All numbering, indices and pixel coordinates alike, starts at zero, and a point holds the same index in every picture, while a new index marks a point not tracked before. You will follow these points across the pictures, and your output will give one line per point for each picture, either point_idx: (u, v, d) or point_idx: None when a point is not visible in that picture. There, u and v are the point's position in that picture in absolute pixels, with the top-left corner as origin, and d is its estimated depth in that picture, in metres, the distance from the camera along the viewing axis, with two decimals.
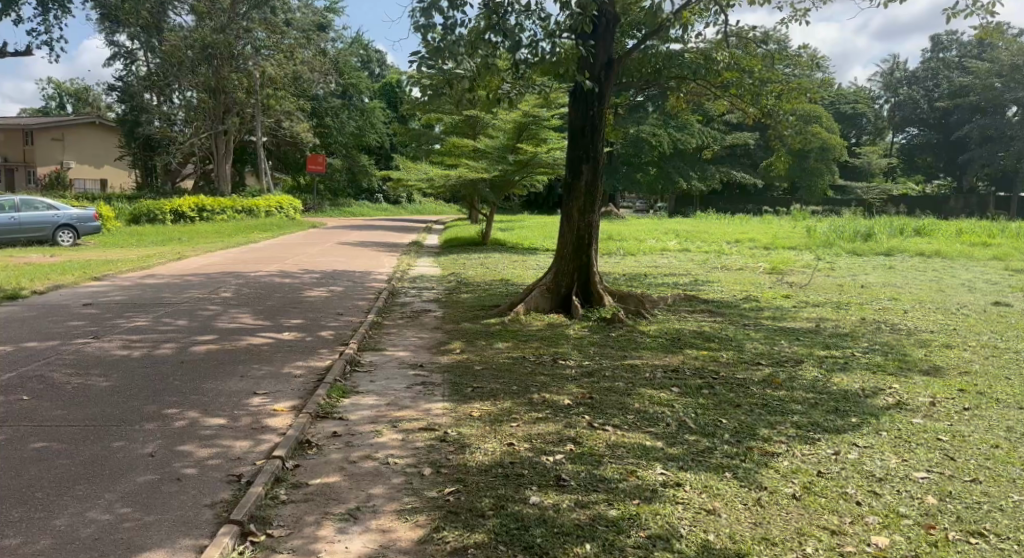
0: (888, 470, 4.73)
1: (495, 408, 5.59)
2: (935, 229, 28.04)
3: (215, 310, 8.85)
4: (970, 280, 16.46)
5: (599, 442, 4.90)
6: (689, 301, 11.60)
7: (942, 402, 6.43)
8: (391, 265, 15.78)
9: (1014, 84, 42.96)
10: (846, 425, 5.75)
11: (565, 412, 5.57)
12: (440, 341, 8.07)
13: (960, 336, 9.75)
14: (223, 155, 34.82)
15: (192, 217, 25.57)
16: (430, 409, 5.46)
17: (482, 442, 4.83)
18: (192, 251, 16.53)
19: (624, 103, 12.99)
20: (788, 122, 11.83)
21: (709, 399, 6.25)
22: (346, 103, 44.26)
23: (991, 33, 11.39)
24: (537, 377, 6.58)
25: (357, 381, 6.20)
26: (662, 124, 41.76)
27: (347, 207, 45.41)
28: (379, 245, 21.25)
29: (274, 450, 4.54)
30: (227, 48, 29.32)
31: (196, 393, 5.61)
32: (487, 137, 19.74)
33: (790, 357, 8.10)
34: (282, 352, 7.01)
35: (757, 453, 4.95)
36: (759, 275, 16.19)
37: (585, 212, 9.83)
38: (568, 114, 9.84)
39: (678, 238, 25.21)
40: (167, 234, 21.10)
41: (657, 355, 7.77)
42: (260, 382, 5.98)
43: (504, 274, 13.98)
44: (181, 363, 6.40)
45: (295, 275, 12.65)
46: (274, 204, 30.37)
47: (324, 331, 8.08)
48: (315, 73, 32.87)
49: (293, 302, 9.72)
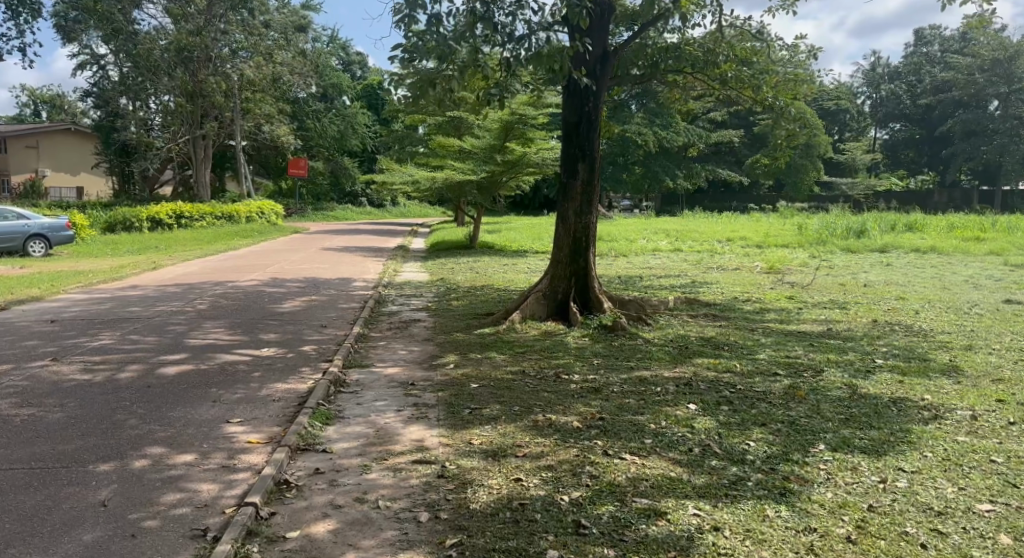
0: (946, 501, 4.19)
1: (499, 434, 4.97)
2: (925, 224, 27.68)
3: (186, 325, 8.14)
4: (972, 277, 16.02)
5: (618, 475, 4.30)
6: (690, 304, 11.03)
7: (984, 416, 5.90)
8: (379, 270, 15.11)
9: (996, 79, 42.95)
10: (886, 444, 5.19)
11: (573, 437, 4.96)
12: (432, 354, 7.43)
13: (981, 337, 9.31)
14: (202, 160, 33.98)
15: (170, 223, 24.79)
16: (427, 438, 4.83)
17: (487, 477, 4.22)
18: (168, 260, 15.77)
19: (614, 98, 12.44)
20: (795, 118, 11.07)
21: (729, 417, 5.66)
22: (328, 105, 43.62)
23: (983, 25, 11.11)
24: (540, 396, 5.97)
25: (342, 404, 5.54)
26: (647, 123, 41.37)
27: (330, 211, 44.64)
28: (364, 250, 20.56)
29: (247, 494, 3.87)
30: (204, 50, 28.62)
31: (162, 421, 4.92)
32: (473, 137, 19.09)
33: (809, 365, 7.52)
34: (259, 372, 6.34)
35: (796, 484, 4.37)
36: (758, 275, 15.67)
37: (582, 212, 9.22)
38: (562, 110, 9.24)
39: (667, 238, 24.73)
40: (144, 242, 20.32)
41: (665, 366, 7.18)
42: (236, 407, 5.30)
43: (495, 279, 13.34)
44: (149, 389, 5.69)
45: (277, 284, 12.00)
46: (255, 208, 29.57)
47: (306, 347, 7.40)
48: (295, 74, 32.13)
49: (272, 314, 9.04)
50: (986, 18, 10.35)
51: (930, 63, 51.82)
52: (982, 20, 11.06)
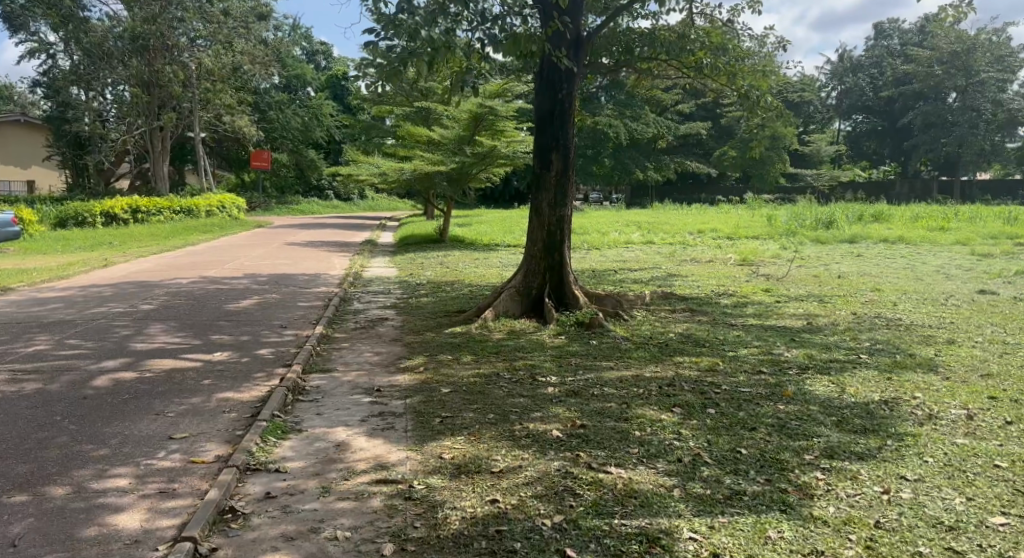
0: (956, 514, 3.88)
1: (472, 447, 4.53)
2: (889, 214, 27.80)
3: (132, 328, 7.58)
4: (941, 267, 15.97)
5: (604, 492, 3.90)
6: (667, 299, 10.72)
7: (979, 416, 5.63)
8: (344, 266, 14.61)
9: (954, 71, 43.62)
10: (883, 449, 4.88)
11: (554, 448, 4.55)
12: (398, 357, 6.98)
13: (962, 329, 9.13)
14: (160, 153, 32.91)
15: (126, 218, 23.87)
16: (393, 453, 4.38)
17: (460, 498, 3.79)
18: (120, 256, 15.07)
19: (583, 88, 11.98)
20: (773, 106, 10.57)
21: (717, 421, 5.30)
22: (291, 97, 42.72)
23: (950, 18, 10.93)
24: (515, 401, 5.56)
25: (300, 416, 5.07)
26: (617, 115, 41.06)
27: (295, 205, 43.74)
28: (329, 244, 19.98)
29: (185, 526, 3.40)
30: (160, 39, 27.70)
31: (94, 440, 4.42)
32: (442, 129, 18.67)
33: (794, 363, 7.20)
34: (210, 379, 5.84)
35: (795, 497, 4.02)
36: (731, 267, 15.45)
37: (556, 205, 8.83)
38: (534, 99, 8.82)
39: (639, 229, 24.52)
40: (97, 237, 19.53)
41: (647, 366, 6.82)
42: (180, 422, 4.79)
43: (465, 274, 12.91)
44: (83, 401, 5.16)
45: (235, 282, 11.44)
46: (216, 202, 28.71)
47: (262, 350, 6.91)
48: (257, 65, 31.04)
49: (225, 315, 8.49)
50: (952, 15, 10.23)
51: (891, 56, 52.38)
52: (942, 18, 10.99)
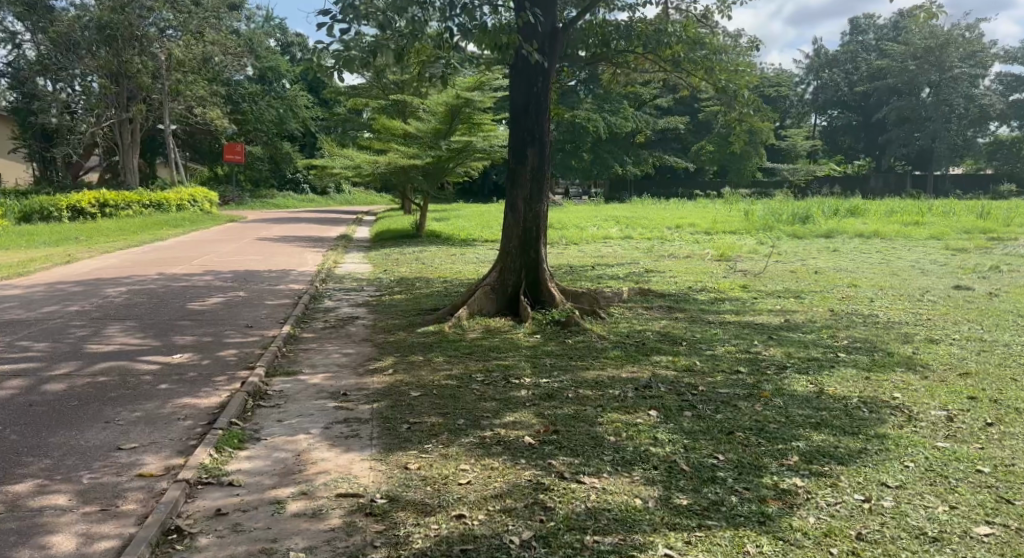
0: (940, 524, 3.75)
1: (438, 457, 4.32)
2: (865, 209, 27.88)
3: (89, 328, 7.29)
4: (916, 262, 16.00)
5: (576, 506, 3.71)
6: (644, 296, 10.56)
7: (961, 417, 5.54)
8: (317, 262, 14.32)
9: (927, 66, 44.00)
10: (863, 453, 4.75)
11: (525, 457, 4.36)
12: (367, 358, 6.76)
13: (940, 327, 9.04)
14: (130, 146, 32.29)
15: (94, 213, 23.32)
16: (356, 463, 4.18)
17: (424, 514, 3.60)
18: (84, 252, 14.66)
19: (558, 83, 11.75)
20: (750, 102, 10.30)
21: (695, 424, 5.14)
22: (265, 89, 42.11)
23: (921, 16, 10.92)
24: (486, 405, 5.36)
25: (260, 422, 4.84)
26: (595, 108, 40.97)
27: (269, 198, 43.14)
28: (303, 239, 19.64)
29: (125, 549, 3.17)
30: (129, 29, 27.07)
31: (36, 452, 4.15)
32: (417, 122, 18.42)
33: (772, 362, 7.06)
34: (167, 384, 5.57)
35: (775, 507, 3.86)
36: (708, 263, 15.36)
37: (532, 201, 8.63)
38: (509, 92, 8.60)
39: (617, 224, 24.39)
40: (63, 232, 19.05)
41: (622, 366, 6.65)
42: (130, 430, 4.54)
43: (440, 271, 12.69)
44: (29, 408, 4.88)
45: (202, 279, 11.13)
46: (187, 195, 28.15)
47: (226, 351, 6.65)
48: (228, 56, 30.51)
49: (189, 315, 8.20)
50: (923, 11, 10.19)
51: (865, 51, 52.61)
52: (914, 15, 10.94)
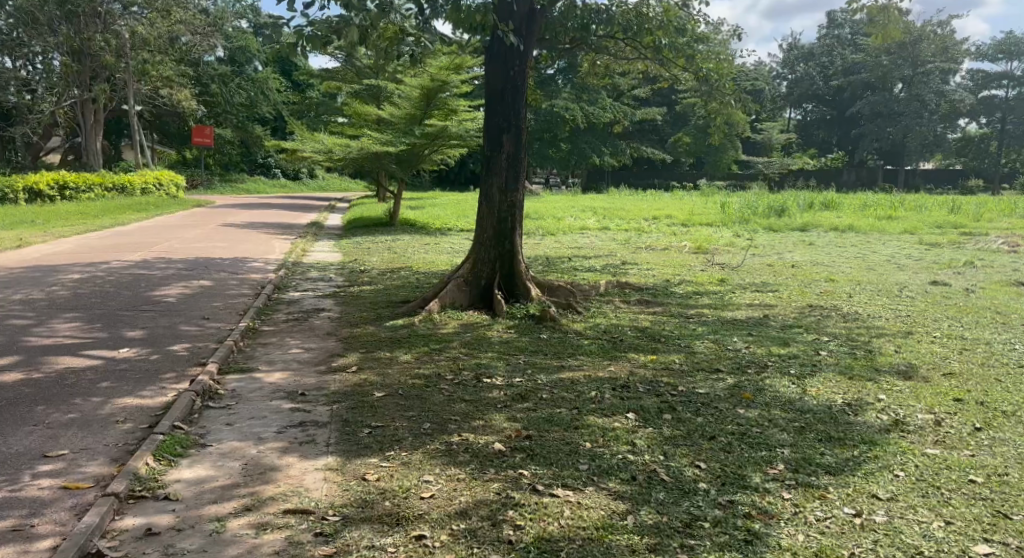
0: (936, 543, 3.50)
1: (400, 467, 3.98)
2: (839, 202, 27.88)
3: (30, 319, 6.82)
4: (893, 257, 15.86)
5: (549, 526, 3.39)
6: (622, 289, 10.27)
7: (948, 420, 5.32)
8: (285, 250, 13.84)
9: (902, 61, 44.09)
10: (850, 462, 4.49)
11: (494, 467, 4.04)
12: (329, 353, 6.38)
13: (920, 324, 8.88)
14: (92, 128, 31.36)
15: (53, 195, 22.48)
16: (309, 473, 3.84)
17: (381, 535, 3.27)
18: (37, 236, 14.04)
19: (534, 71, 11.37)
20: (732, 91, 10.20)
21: (675, 430, 4.85)
22: (235, 71, 41.08)
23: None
24: (455, 407, 5.05)
25: (207, 425, 4.48)
26: (574, 98, 40.56)
27: (238, 183, 42.26)
28: (271, 226, 19.07)
29: None
30: (90, 5, 26.29)
31: None
32: (391, 107, 17.93)
33: (753, 361, 6.83)
34: (108, 382, 5.16)
35: (760, 525, 3.57)
36: (686, 256, 15.06)
37: (507, 190, 8.28)
38: (484, 75, 8.22)
39: (594, 215, 24.09)
40: (18, 215, 18.29)
41: (598, 364, 6.39)
42: (59, 435, 4.15)
43: (412, 261, 12.31)
44: None
45: (160, 267, 10.63)
46: (152, 179, 27.30)
47: (177, 345, 6.25)
48: (197, 35, 29.61)
49: (141, 305, 7.74)
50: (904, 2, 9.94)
51: (841, 45, 52.66)
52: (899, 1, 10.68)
